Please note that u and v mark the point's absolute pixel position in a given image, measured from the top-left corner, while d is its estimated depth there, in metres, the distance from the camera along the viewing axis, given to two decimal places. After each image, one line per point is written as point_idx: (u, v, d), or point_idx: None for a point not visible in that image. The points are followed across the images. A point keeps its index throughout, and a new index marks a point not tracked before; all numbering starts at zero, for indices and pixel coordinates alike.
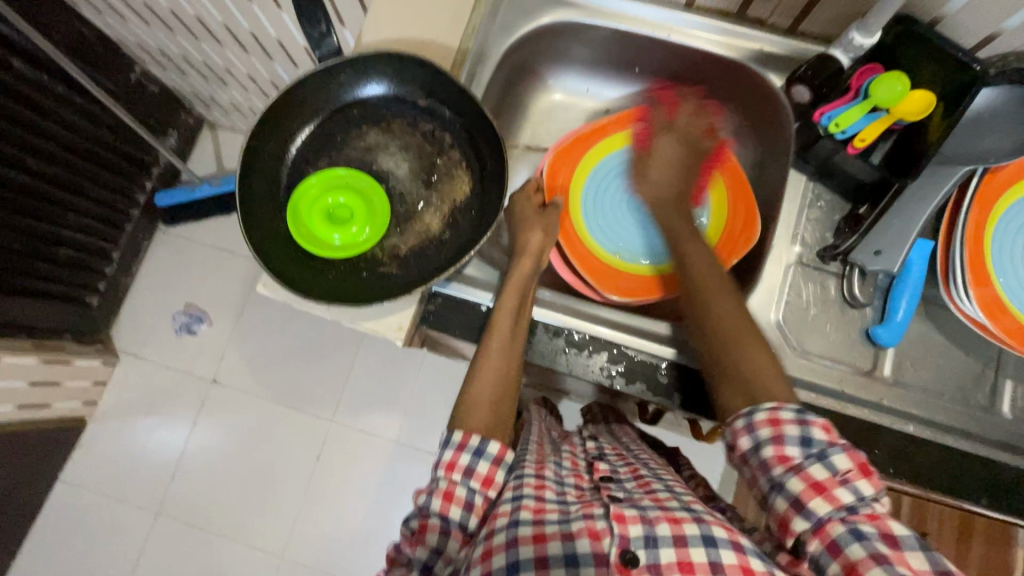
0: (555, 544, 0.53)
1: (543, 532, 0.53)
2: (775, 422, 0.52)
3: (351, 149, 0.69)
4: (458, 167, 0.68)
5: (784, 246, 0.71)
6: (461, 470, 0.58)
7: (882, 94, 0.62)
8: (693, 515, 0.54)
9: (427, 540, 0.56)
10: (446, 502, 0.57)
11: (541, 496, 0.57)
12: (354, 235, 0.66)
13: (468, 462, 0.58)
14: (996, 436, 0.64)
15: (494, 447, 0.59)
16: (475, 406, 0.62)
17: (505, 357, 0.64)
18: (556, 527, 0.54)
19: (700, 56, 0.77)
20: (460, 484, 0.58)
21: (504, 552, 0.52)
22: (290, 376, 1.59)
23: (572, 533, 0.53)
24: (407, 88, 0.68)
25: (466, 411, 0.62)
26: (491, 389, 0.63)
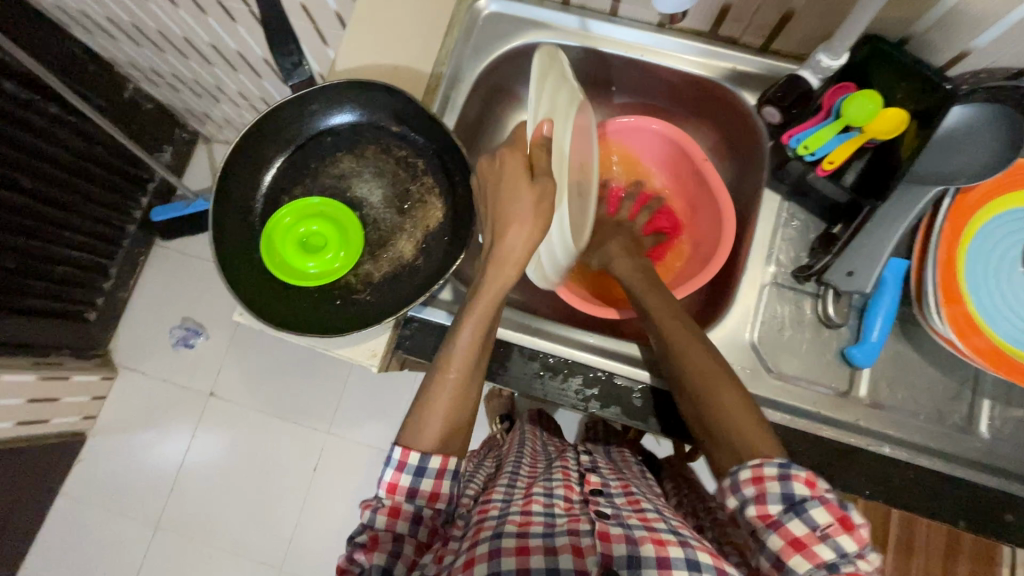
0: (538, 557, 0.52)
1: (526, 544, 0.52)
2: (758, 480, 0.50)
3: (325, 177, 0.69)
4: (431, 194, 0.69)
5: (759, 266, 0.70)
6: (402, 492, 0.57)
7: (854, 112, 0.61)
8: (678, 539, 0.54)
9: (381, 548, 0.55)
10: (392, 518, 0.57)
11: (528, 512, 0.58)
12: (328, 262, 0.66)
13: (408, 483, 0.57)
14: (973, 457, 0.63)
15: (434, 462, 0.58)
16: (426, 423, 0.60)
17: (462, 381, 0.61)
18: (539, 541, 0.53)
19: (672, 75, 0.77)
20: (405, 502, 0.57)
21: (486, 561, 0.51)
22: (286, 389, 1.60)
23: (556, 548, 0.53)
24: (380, 115, 0.69)
25: (415, 427, 0.60)
26: (446, 406, 0.60)
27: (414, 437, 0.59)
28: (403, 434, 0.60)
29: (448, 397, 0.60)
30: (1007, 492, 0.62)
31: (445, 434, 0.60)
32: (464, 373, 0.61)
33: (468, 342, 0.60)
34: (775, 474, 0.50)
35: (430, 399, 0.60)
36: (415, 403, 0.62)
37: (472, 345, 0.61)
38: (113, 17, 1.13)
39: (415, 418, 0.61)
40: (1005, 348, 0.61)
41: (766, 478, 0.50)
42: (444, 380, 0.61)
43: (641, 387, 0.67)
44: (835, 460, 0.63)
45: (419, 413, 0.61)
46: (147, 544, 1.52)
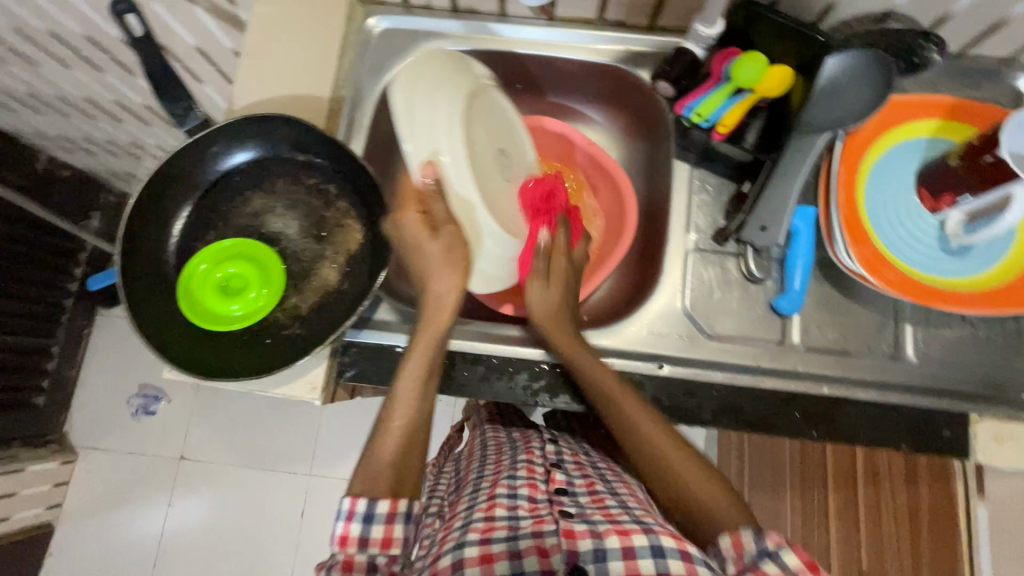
0: (503, 563, 0.52)
1: (490, 552, 0.53)
2: (738, 543, 0.48)
3: (237, 217, 0.68)
4: (348, 216, 0.67)
5: (680, 235, 0.72)
6: (354, 544, 0.51)
7: (745, 74, 0.64)
8: (642, 526, 0.52)
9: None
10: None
11: (490, 517, 0.57)
12: (251, 301, 0.64)
13: (359, 532, 0.51)
14: (907, 382, 0.66)
15: (382, 506, 0.53)
16: (376, 468, 0.55)
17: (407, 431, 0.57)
18: (504, 546, 0.53)
19: (569, 65, 0.78)
20: (358, 554, 0.51)
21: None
22: (259, 439, 1.55)
23: (520, 550, 0.53)
24: (282, 146, 0.68)
25: (361, 470, 0.56)
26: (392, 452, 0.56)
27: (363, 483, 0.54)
28: (353, 483, 0.55)
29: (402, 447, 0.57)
30: (941, 408, 0.64)
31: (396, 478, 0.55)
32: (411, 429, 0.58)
33: (411, 391, 0.58)
34: (751, 536, 0.48)
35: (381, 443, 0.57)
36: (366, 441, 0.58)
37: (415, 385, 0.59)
38: (7, 88, 1.08)
39: (361, 467, 0.56)
40: (917, 276, 0.64)
41: (744, 539, 0.48)
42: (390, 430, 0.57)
43: None
44: (778, 408, 0.65)
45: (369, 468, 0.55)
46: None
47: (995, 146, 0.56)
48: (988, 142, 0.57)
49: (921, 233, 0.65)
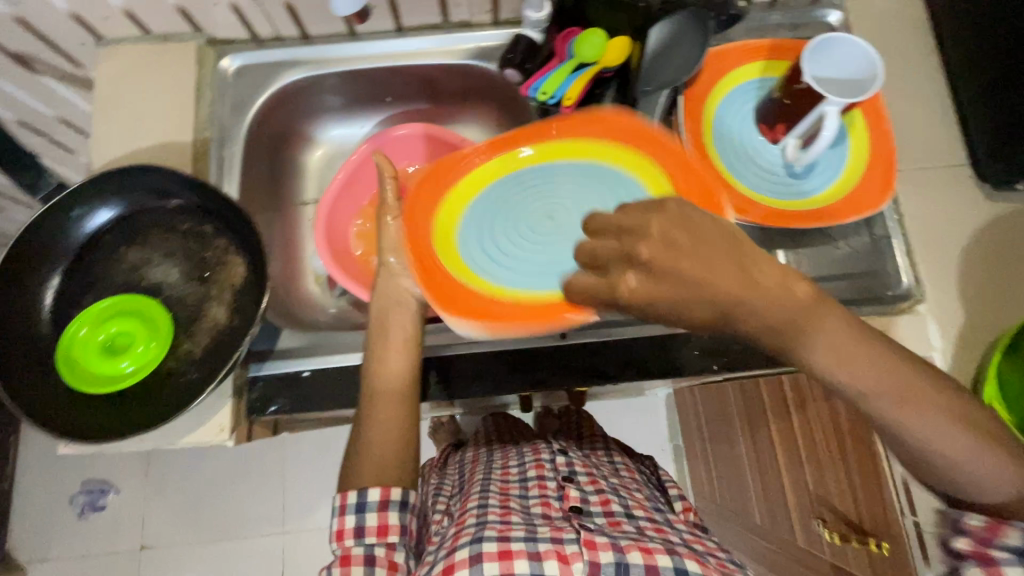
0: (523, 561, 0.52)
1: (509, 548, 0.53)
2: (994, 528, 0.44)
3: (114, 275, 0.66)
4: (228, 253, 0.67)
5: None
6: (350, 535, 0.56)
7: (587, 52, 0.69)
8: (665, 548, 0.55)
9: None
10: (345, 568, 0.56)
11: (507, 521, 0.58)
12: (141, 354, 0.63)
13: (353, 523, 0.57)
14: None
15: (373, 495, 0.57)
16: (363, 455, 0.60)
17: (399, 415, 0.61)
18: (523, 544, 0.54)
19: (428, 71, 0.81)
20: (355, 546, 0.56)
21: (468, 568, 0.52)
22: (225, 506, 1.48)
23: (539, 552, 0.53)
24: (147, 198, 0.67)
25: (353, 464, 0.61)
26: (379, 436, 0.60)
27: (354, 480, 0.59)
28: (345, 478, 0.60)
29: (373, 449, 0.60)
30: None
31: (382, 462, 0.60)
32: (400, 410, 0.62)
33: (385, 384, 0.62)
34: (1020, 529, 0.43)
35: (364, 436, 0.61)
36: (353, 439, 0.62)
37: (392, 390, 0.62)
38: None
39: (352, 457, 0.61)
40: (781, 206, 0.68)
41: (1006, 526, 0.44)
42: (381, 416, 0.61)
43: (494, 352, 0.70)
44: (676, 351, 0.69)
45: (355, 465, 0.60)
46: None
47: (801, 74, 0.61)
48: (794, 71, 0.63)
49: (767, 162, 0.71)
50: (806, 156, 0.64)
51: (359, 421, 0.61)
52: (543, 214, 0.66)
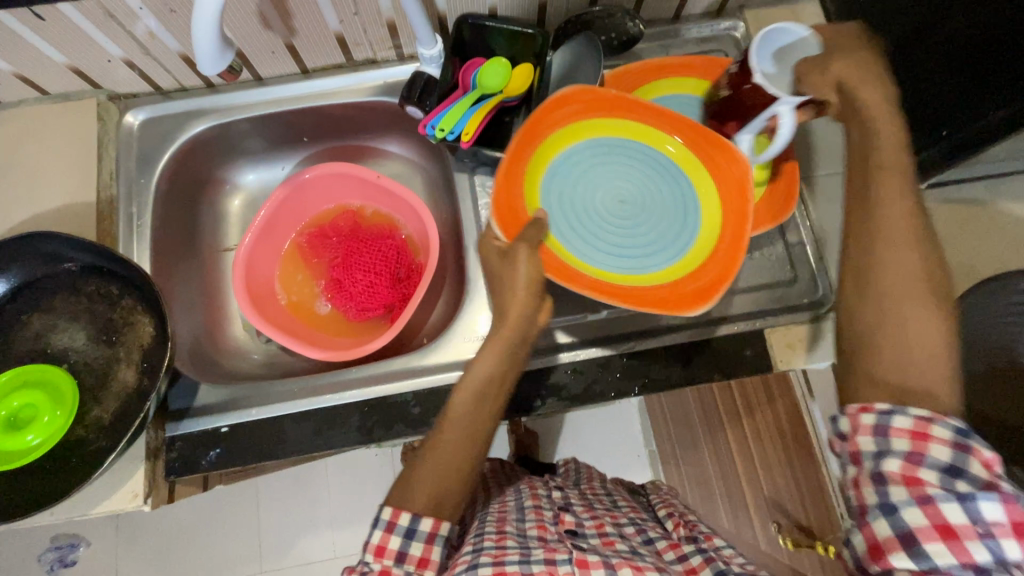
0: None
1: (504, 571, 0.49)
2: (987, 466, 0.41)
3: (18, 345, 0.65)
4: (135, 312, 0.67)
5: (475, 242, 0.75)
6: (391, 555, 0.51)
7: (489, 80, 0.69)
8: (655, 566, 0.52)
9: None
10: None
11: (502, 546, 0.53)
12: (47, 424, 0.61)
13: (398, 544, 0.52)
14: (705, 317, 0.71)
15: (426, 523, 0.52)
16: (420, 480, 0.54)
17: (465, 452, 0.54)
18: (517, 566, 0.49)
19: (339, 109, 0.81)
20: (394, 568, 0.51)
21: None
22: (191, 556, 1.36)
23: (532, 574, 0.49)
24: (49, 263, 0.66)
25: (406, 481, 0.55)
26: (450, 464, 0.54)
27: (399, 500, 0.54)
28: (393, 492, 0.55)
29: (430, 474, 0.54)
30: (740, 331, 0.70)
31: (436, 496, 0.54)
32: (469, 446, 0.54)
33: (473, 412, 0.55)
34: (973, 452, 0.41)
35: (421, 459, 0.55)
36: (415, 454, 0.57)
37: (473, 415, 0.54)
38: None
39: (407, 471, 0.56)
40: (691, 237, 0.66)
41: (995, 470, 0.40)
42: (455, 445, 0.54)
43: (419, 393, 0.69)
44: (597, 376, 0.70)
45: (405, 484, 0.55)
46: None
47: (751, 75, 0.57)
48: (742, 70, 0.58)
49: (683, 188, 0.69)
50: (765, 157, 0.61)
51: (428, 441, 0.56)
52: (616, 198, 0.66)
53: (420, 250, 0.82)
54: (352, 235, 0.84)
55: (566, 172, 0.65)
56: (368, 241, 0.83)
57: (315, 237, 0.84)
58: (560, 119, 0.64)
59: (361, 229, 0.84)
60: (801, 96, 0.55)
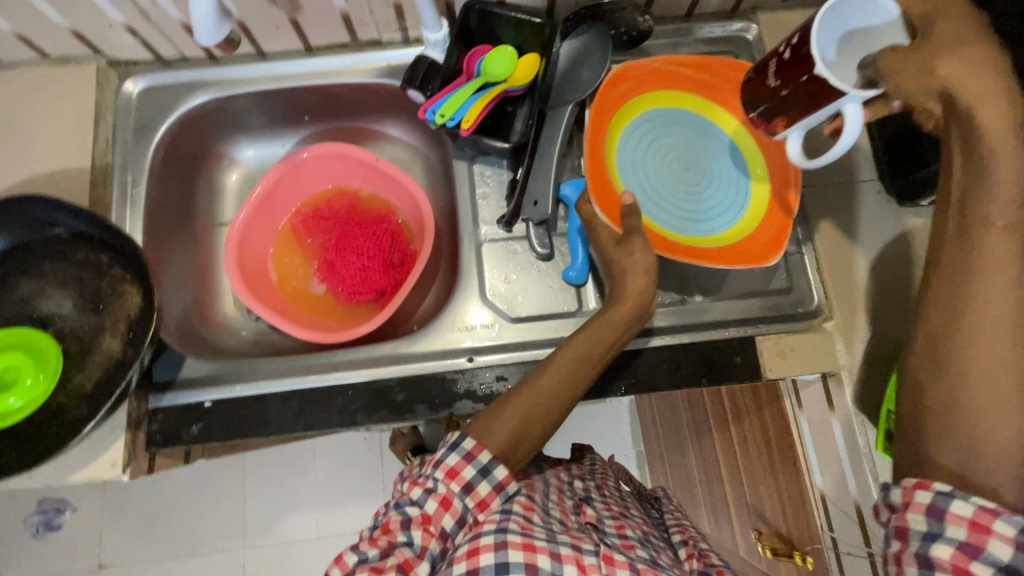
0: (544, 559, 0.46)
1: (532, 542, 0.46)
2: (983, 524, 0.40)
3: (5, 308, 0.65)
4: (123, 282, 0.66)
5: (470, 231, 0.74)
6: (459, 479, 0.50)
7: (492, 70, 0.68)
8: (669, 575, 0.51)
9: (390, 535, 0.48)
10: (440, 508, 0.49)
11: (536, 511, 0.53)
12: (29, 388, 0.61)
13: (470, 475, 0.50)
14: (696, 321, 0.70)
15: (500, 472, 0.51)
16: (503, 422, 0.55)
17: (555, 401, 0.58)
18: (545, 543, 0.47)
19: (342, 90, 0.80)
20: (457, 495, 0.50)
21: (492, 552, 0.45)
22: (177, 528, 1.37)
23: (559, 555, 0.46)
24: (39, 228, 0.66)
25: (485, 422, 0.55)
26: (537, 410, 0.57)
27: (479, 437, 0.54)
28: (471, 429, 0.55)
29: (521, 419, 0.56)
30: (731, 337, 0.70)
31: (513, 443, 0.55)
32: (556, 396, 0.58)
33: (580, 369, 0.60)
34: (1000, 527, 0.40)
35: (512, 402, 0.56)
36: (500, 399, 0.57)
37: (580, 370, 0.60)
38: None
39: (487, 416, 0.56)
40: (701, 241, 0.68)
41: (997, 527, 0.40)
42: (544, 393, 0.58)
43: (405, 380, 0.69)
44: None
45: (488, 426, 0.55)
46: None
47: (808, 65, 0.47)
48: (789, 64, 0.50)
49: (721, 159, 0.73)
50: (817, 164, 0.51)
51: (524, 384, 0.58)
52: (680, 170, 0.71)
53: (414, 237, 0.82)
54: (349, 217, 0.83)
55: (629, 152, 0.71)
56: (365, 223, 0.83)
57: (311, 218, 0.84)
58: (614, 109, 0.70)
59: (359, 212, 0.84)
60: (870, 91, 0.46)
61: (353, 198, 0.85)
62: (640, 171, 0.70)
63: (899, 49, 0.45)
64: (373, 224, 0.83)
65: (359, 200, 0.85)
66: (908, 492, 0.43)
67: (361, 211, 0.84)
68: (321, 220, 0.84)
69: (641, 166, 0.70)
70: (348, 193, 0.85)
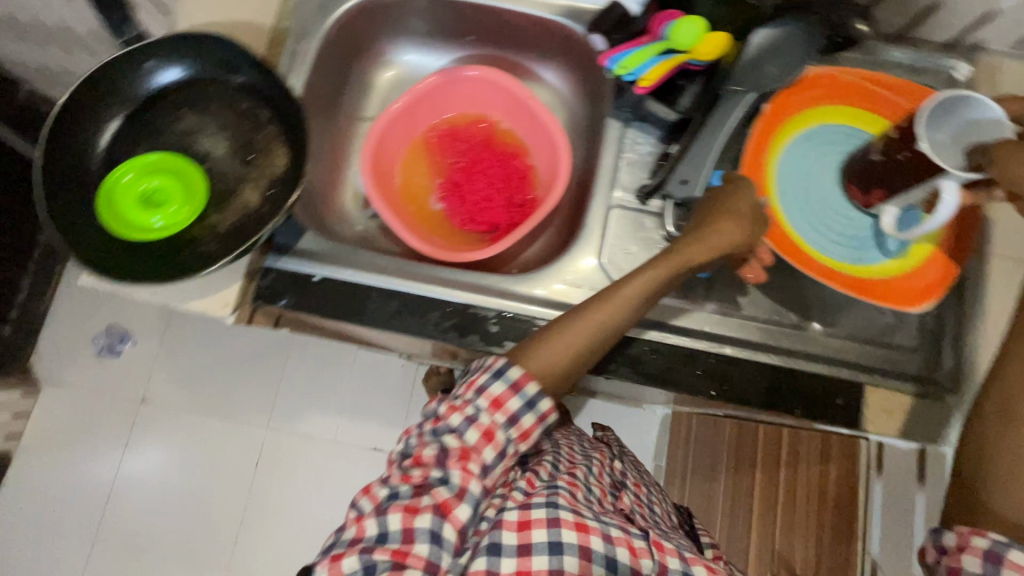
0: (596, 539, 0.47)
1: (585, 522, 0.48)
2: None
3: (168, 134, 0.69)
4: (275, 141, 0.69)
5: (604, 192, 0.73)
6: (506, 412, 0.50)
7: (680, 37, 0.65)
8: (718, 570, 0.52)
9: (423, 471, 0.48)
10: (484, 440, 0.49)
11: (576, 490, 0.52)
12: (174, 214, 0.65)
13: (517, 409, 0.50)
14: (807, 349, 0.67)
15: (545, 405, 0.51)
16: (550, 351, 0.54)
17: (605, 333, 0.55)
18: (595, 523, 0.48)
19: (517, 19, 0.79)
20: (501, 429, 0.50)
21: (546, 528, 0.46)
22: (221, 391, 1.45)
23: (611, 537, 0.48)
24: (218, 69, 0.69)
25: (534, 346, 0.54)
26: (585, 342, 0.54)
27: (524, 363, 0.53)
28: (517, 352, 0.54)
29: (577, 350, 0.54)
30: (840, 377, 0.66)
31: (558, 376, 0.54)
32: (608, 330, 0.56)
33: (639, 306, 0.56)
34: None
35: (566, 328, 0.55)
36: (553, 322, 0.56)
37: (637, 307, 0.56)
38: None
39: (539, 339, 0.55)
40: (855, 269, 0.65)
41: None
42: (596, 324, 0.55)
43: (502, 315, 0.69)
44: (678, 367, 0.67)
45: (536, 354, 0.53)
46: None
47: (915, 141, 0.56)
48: (906, 136, 0.58)
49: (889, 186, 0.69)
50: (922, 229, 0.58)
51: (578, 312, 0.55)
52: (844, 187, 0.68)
53: (541, 186, 0.82)
54: (483, 148, 0.84)
55: (795, 159, 0.69)
56: (497, 159, 0.83)
57: (446, 137, 0.85)
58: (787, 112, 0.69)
59: (493, 146, 0.84)
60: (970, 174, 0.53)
61: (490, 131, 0.85)
62: (801, 178, 0.68)
63: (1017, 142, 0.51)
64: (504, 162, 0.83)
65: (496, 135, 0.85)
66: (965, 536, 0.47)
67: (495, 145, 0.84)
68: (456, 141, 0.85)
69: (804, 173, 0.68)
70: (487, 125, 0.85)
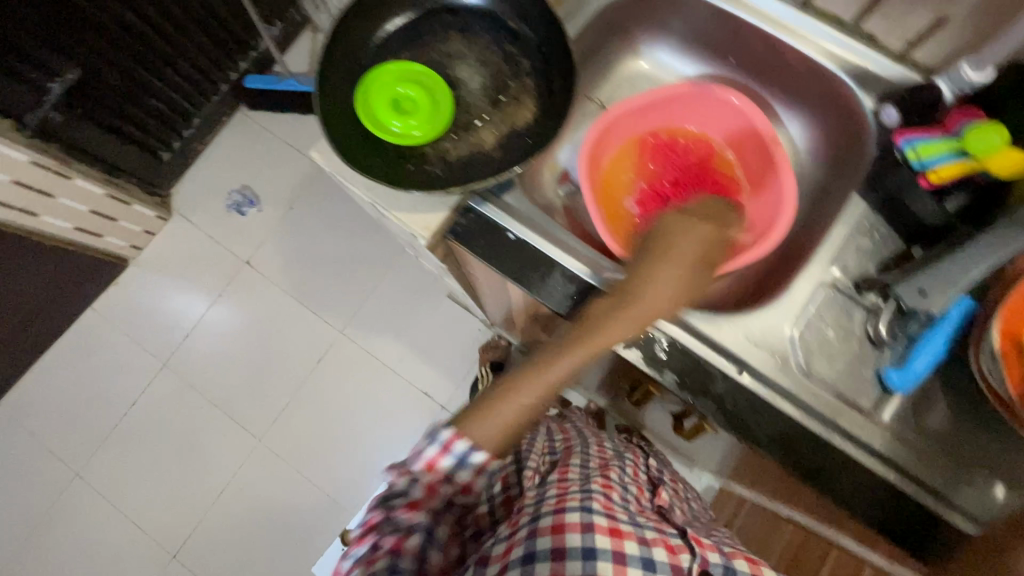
0: (631, 543, 0.53)
1: (619, 527, 0.53)
2: None
3: (433, 51, 0.71)
4: (527, 95, 0.69)
5: (822, 265, 0.68)
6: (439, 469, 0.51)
7: (977, 143, 0.60)
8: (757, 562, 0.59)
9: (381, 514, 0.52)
10: (428, 492, 0.51)
11: (608, 496, 0.57)
12: (412, 128, 0.67)
13: (448, 465, 0.50)
14: (980, 516, 0.60)
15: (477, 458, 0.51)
16: (511, 404, 0.51)
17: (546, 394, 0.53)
18: (630, 527, 0.55)
19: (794, 58, 0.75)
20: (442, 482, 0.51)
21: (581, 534, 0.51)
22: (320, 282, 1.50)
23: (648, 540, 0.55)
24: (503, 8, 0.70)
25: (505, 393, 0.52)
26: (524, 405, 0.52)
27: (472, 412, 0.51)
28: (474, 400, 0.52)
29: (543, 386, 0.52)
30: None
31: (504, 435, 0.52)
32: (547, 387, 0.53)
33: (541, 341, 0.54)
34: None
35: (515, 383, 0.52)
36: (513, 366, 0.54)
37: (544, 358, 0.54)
38: None
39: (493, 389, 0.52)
40: None
41: None
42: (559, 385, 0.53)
43: (672, 343, 0.66)
44: (832, 470, 0.63)
45: (478, 410, 0.52)
46: (138, 395, 1.46)
47: None
48: None
49: None
50: None
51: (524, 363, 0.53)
52: None
53: None
54: (697, 172, 0.82)
55: None
56: (708, 188, 0.81)
57: (665, 145, 0.82)
58: None
59: (706, 174, 0.82)
60: None
61: (710, 157, 0.82)
62: None
63: None
64: (712, 194, 0.81)
65: (713, 164, 0.83)
66: None
67: (709, 173, 0.82)
68: (674, 153, 0.82)
69: None
70: (710, 151, 0.82)
